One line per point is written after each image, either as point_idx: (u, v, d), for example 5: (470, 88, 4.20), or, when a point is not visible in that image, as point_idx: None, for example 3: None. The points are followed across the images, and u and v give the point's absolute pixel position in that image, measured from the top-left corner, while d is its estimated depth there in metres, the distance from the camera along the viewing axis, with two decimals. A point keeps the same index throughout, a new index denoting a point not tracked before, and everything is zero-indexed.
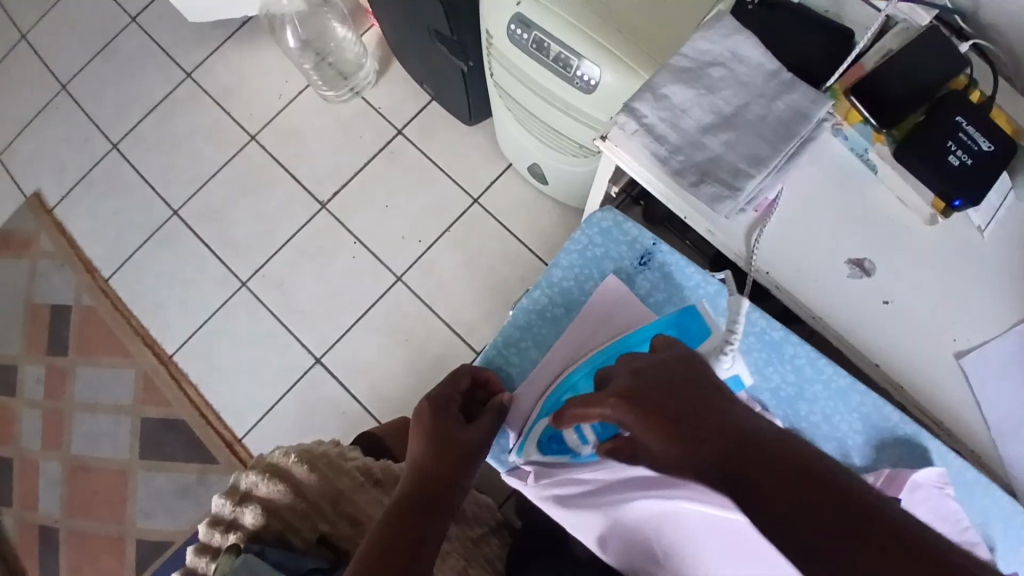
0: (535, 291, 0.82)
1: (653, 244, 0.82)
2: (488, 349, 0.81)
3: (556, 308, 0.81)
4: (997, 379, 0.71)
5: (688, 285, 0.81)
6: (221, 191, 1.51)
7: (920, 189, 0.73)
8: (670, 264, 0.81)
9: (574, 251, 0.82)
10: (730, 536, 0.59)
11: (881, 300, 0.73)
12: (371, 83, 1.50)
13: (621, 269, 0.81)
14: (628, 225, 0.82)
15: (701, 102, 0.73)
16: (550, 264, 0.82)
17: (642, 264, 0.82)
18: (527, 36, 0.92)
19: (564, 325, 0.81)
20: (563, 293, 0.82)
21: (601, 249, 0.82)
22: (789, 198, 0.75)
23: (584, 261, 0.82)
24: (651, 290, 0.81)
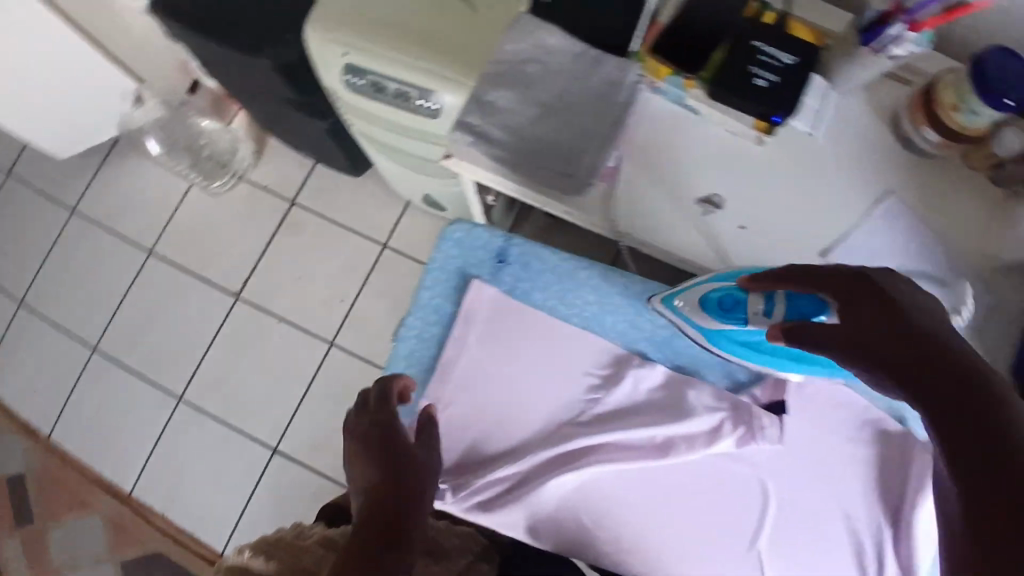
0: (412, 317, 0.86)
1: (505, 242, 0.85)
2: (388, 380, 0.88)
3: (432, 328, 0.87)
4: (866, 263, 0.78)
5: (547, 270, 0.84)
6: (136, 314, 1.49)
7: (741, 117, 0.77)
8: (524, 255, 0.84)
9: (437, 269, 0.86)
10: (634, 483, 0.84)
11: (735, 226, 0.79)
12: (252, 165, 1.51)
13: (482, 272, 0.86)
14: (478, 231, 0.85)
15: (523, 100, 0.77)
16: (421, 285, 0.87)
17: (500, 262, 0.85)
18: (362, 81, 0.95)
19: (442, 340, 0.86)
20: (436, 310, 0.87)
21: (459, 256, 0.85)
22: (629, 159, 0.80)
23: (447, 276, 0.86)
24: (516, 286, 0.85)
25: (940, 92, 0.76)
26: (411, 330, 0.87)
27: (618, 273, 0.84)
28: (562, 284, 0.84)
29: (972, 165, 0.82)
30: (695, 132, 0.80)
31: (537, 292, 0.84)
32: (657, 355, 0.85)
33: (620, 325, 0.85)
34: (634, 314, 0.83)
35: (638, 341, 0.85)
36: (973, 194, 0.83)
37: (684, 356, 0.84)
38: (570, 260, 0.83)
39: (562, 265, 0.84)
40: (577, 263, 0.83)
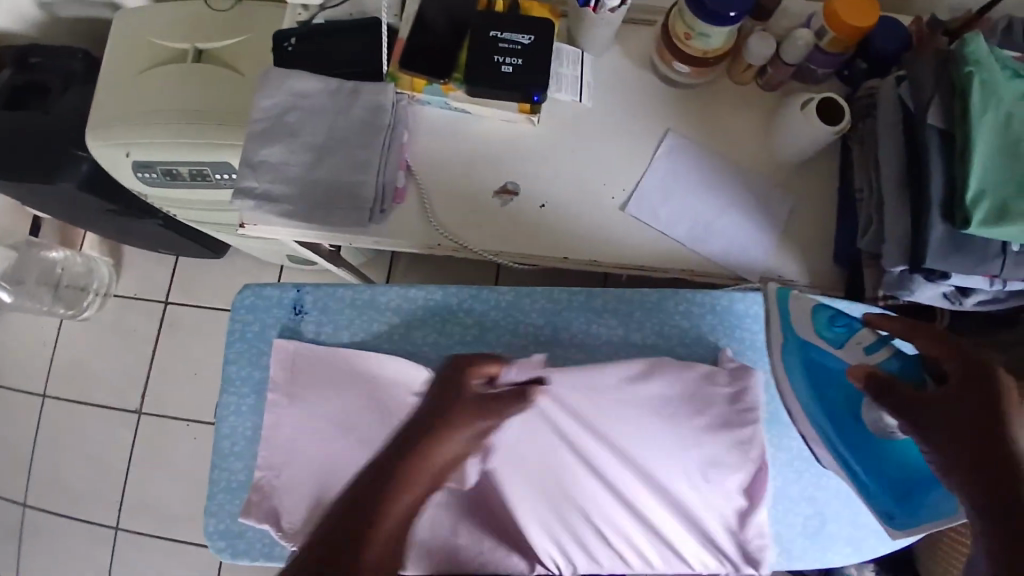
0: (226, 395, 0.79)
1: (296, 290, 0.79)
2: (214, 473, 0.79)
3: (247, 399, 0.79)
4: (660, 205, 0.79)
5: (345, 308, 0.79)
6: (42, 462, 1.44)
7: (506, 104, 0.79)
8: (319, 299, 0.79)
9: (236, 339, 0.79)
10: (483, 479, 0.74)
11: (535, 205, 0.80)
12: (114, 279, 1.48)
13: (281, 329, 0.79)
14: (267, 288, 0.80)
15: (292, 149, 0.78)
16: (224, 362, 0.79)
17: (298, 313, 0.79)
18: (157, 174, 0.94)
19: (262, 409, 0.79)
20: (246, 381, 0.79)
21: (256, 324, 0.79)
22: (417, 174, 0.81)
23: (248, 343, 0.79)
24: (321, 332, 0.78)
25: (674, 24, 0.76)
26: (224, 409, 0.79)
27: (415, 287, 0.80)
28: (365, 316, 0.78)
29: (736, 80, 0.84)
30: (470, 130, 0.82)
31: (344, 331, 0.78)
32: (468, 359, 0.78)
33: (427, 340, 0.78)
34: (441, 321, 0.78)
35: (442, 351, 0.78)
36: (750, 104, 0.84)
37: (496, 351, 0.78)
38: (365, 288, 0.79)
39: (358, 295, 0.79)
40: (371, 293, 0.79)
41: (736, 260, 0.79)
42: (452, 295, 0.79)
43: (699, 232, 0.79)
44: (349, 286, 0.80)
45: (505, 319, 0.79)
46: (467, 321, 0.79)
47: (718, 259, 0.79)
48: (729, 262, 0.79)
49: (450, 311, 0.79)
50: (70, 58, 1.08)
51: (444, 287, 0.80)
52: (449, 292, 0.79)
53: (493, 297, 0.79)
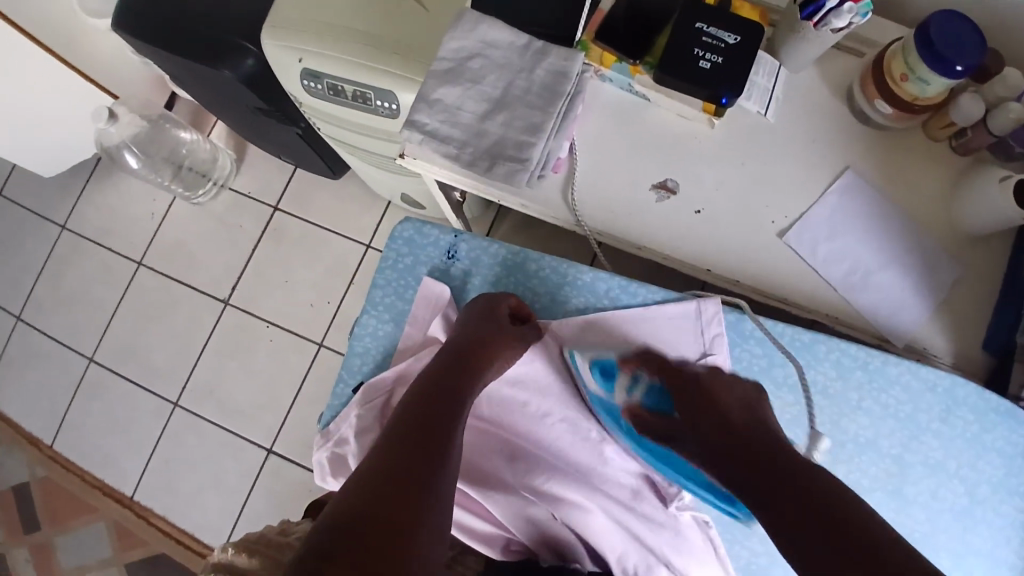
0: (362, 316, 0.79)
1: (455, 236, 0.78)
2: (337, 386, 0.78)
3: (384, 326, 0.78)
4: (825, 242, 0.77)
5: (499, 265, 0.77)
6: (128, 325, 1.52)
7: (690, 101, 0.77)
8: (475, 251, 0.78)
9: (386, 267, 0.79)
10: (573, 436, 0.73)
11: (693, 210, 0.78)
12: (233, 174, 1.53)
13: (432, 269, 0.78)
14: (427, 226, 0.79)
15: (470, 95, 0.78)
16: (370, 285, 0.80)
17: (450, 258, 0.78)
18: (322, 86, 0.96)
19: (396, 341, 0.78)
20: (386, 308, 0.79)
21: (409, 257, 0.79)
22: (582, 148, 0.81)
23: (397, 273, 0.79)
24: (468, 281, 0.78)
25: (890, 61, 0.73)
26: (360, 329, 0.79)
27: (566, 261, 0.77)
28: (515, 279, 0.77)
29: (931, 134, 0.79)
30: (645, 118, 0.80)
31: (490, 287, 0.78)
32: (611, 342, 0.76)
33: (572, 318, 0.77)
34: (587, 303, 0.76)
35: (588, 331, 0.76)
36: (939, 162, 0.79)
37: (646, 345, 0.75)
38: (520, 251, 0.78)
39: (512, 258, 0.78)
40: (528, 258, 0.78)
41: (886, 317, 0.76)
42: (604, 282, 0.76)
43: (857, 279, 0.76)
44: (505, 245, 0.78)
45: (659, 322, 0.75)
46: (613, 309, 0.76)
47: (866, 312, 0.76)
48: (879, 317, 0.76)
49: (599, 295, 0.76)
50: None
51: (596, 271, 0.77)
52: (603, 275, 0.77)
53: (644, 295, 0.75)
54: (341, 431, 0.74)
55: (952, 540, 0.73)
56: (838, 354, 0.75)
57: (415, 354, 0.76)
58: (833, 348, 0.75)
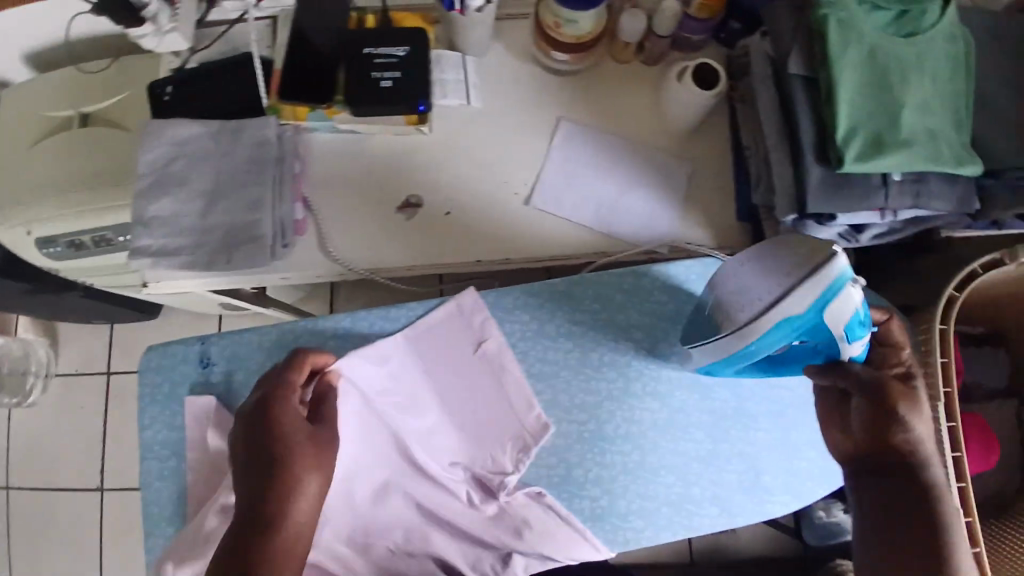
0: (148, 463, 0.74)
1: (202, 343, 0.75)
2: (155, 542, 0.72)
3: (170, 462, 0.74)
4: (558, 194, 0.80)
5: (252, 350, 0.74)
6: (8, 557, 1.39)
7: (392, 119, 0.79)
8: (225, 347, 0.74)
9: (148, 403, 0.74)
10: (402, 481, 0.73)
11: (442, 214, 0.80)
12: (54, 358, 1.44)
13: (193, 384, 0.74)
14: (168, 346, 0.75)
15: (182, 199, 0.76)
16: (139, 429, 0.74)
17: (206, 365, 0.74)
18: (60, 246, 0.92)
19: (184, 473, 0.73)
20: (167, 442, 0.74)
21: (167, 384, 0.74)
22: (317, 201, 0.80)
23: (163, 403, 0.74)
24: (232, 380, 0.74)
25: (544, 13, 0.77)
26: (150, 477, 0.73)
27: (317, 319, 0.75)
28: (275, 356, 0.74)
29: (619, 59, 0.85)
30: (364, 150, 0.82)
31: (254, 375, 0.74)
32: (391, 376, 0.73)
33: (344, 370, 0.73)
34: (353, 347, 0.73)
35: None
36: (636, 78, 0.85)
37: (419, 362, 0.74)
38: (270, 327, 0.75)
39: (264, 338, 0.74)
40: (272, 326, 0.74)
41: (644, 235, 0.79)
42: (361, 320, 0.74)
43: (603, 213, 0.80)
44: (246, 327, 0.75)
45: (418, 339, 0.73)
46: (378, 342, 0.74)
47: (626, 237, 0.79)
48: (639, 236, 0.79)
49: (359, 335, 0.74)
50: None
51: (349, 315, 0.74)
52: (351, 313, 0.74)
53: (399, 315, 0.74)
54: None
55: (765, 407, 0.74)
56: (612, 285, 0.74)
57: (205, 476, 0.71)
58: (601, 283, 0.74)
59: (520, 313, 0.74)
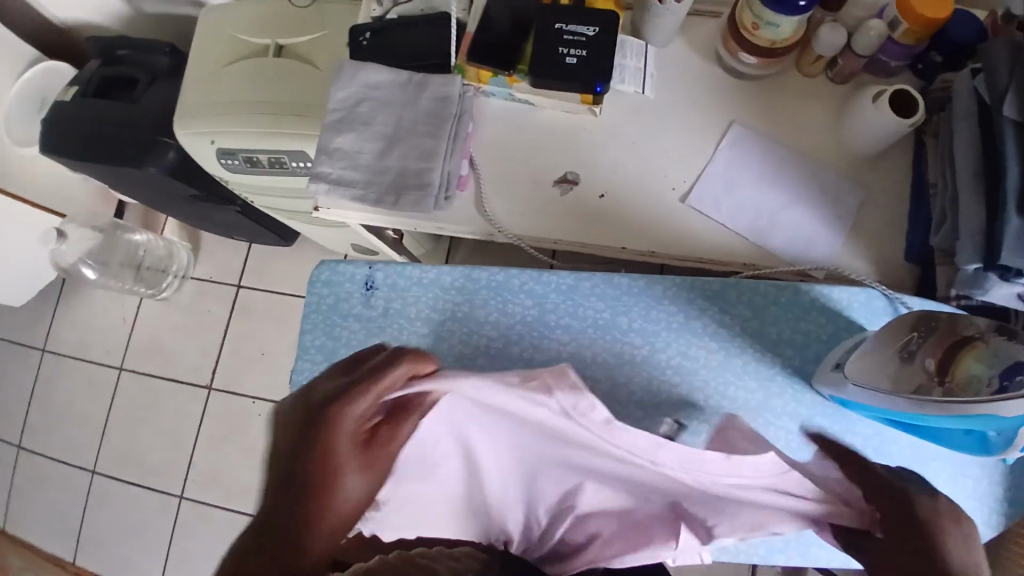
0: (298, 364, 0.77)
1: (369, 267, 0.78)
2: None
3: (320, 369, 0.76)
4: (722, 197, 0.80)
5: (413, 284, 0.77)
6: (121, 431, 1.54)
7: (568, 96, 0.81)
8: (391, 276, 0.77)
9: (312, 311, 0.78)
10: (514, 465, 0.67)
11: (596, 195, 0.81)
12: (191, 263, 1.57)
13: (354, 304, 0.78)
14: (341, 264, 0.79)
15: (364, 138, 0.82)
16: (299, 333, 0.78)
17: (370, 289, 0.78)
18: (238, 160, 1.01)
19: (334, 376, 0.76)
20: (320, 351, 0.77)
21: (331, 297, 0.78)
22: (481, 161, 0.84)
23: (323, 315, 0.78)
24: (389, 308, 0.77)
25: (741, 14, 0.77)
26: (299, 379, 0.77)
27: (478, 267, 0.77)
28: (431, 295, 0.76)
29: (806, 73, 0.83)
30: (532, 121, 0.84)
31: (410, 308, 0.77)
32: (538, 338, 0.74)
33: (496, 320, 0.75)
34: (505, 301, 0.75)
35: (515, 328, 0.75)
36: (818, 97, 0.83)
37: (564, 329, 0.74)
38: (434, 268, 0.77)
39: (427, 277, 0.77)
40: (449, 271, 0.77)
41: (800, 253, 0.78)
42: (516, 277, 0.76)
43: (762, 224, 0.79)
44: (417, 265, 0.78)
45: (567, 305, 0.75)
46: (529, 301, 0.75)
47: (780, 252, 0.79)
48: (794, 255, 0.78)
49: (514, 291, 0.76)
50: (156, 54, 1.16)
51: (507, 270, 0.76)
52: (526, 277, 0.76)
53: (555, 280, 0.76)
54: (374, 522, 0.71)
55: (909, 449, 0.71)
56: (774, 295, 0.73)
57: None
58: (761, 291, 0.74)
59: (672, 303, 0.74)
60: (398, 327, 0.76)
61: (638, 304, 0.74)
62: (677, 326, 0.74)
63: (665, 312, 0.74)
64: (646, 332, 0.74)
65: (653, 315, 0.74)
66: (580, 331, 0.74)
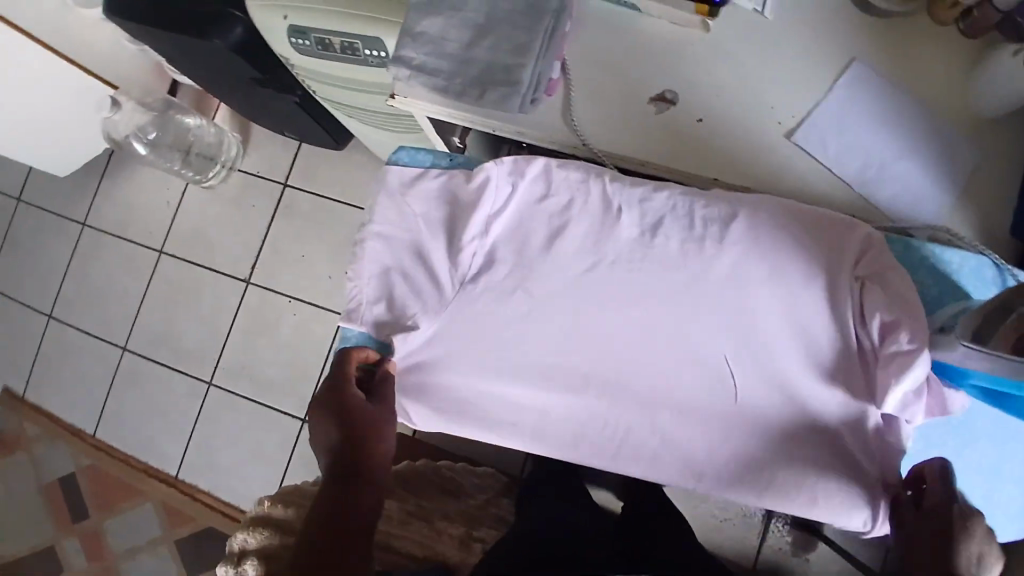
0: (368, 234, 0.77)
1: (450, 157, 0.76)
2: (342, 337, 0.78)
3: (387, 257, 0.75)
4: (829, 139, 0.73)
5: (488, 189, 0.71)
6: (157, 312, 1.55)
7: (680, 5, 0.73)
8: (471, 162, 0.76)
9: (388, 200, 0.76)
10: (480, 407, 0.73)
11: (694, 118, 0.74)
12: (240, 154, 1.54)
13: (427, 199, 0.74)
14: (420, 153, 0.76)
15: (453, 23, 0.76)
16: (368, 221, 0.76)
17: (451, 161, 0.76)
18: (309, 41, 0.95)
19: (398, 270, 0.74)
20: (389, 242, 0.75)
21: (405, 190, 0.75)
22: (574, 65, 0.77)
23: (398, 209, 0.75)
24: (457, 212, 0.73)
25: None
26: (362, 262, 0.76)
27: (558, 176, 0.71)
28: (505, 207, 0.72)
29: (936, 19, 0.75)
30: (634, 30, 0.76)
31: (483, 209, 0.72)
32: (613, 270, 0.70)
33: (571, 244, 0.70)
34: (579, 231, 0.70)
35: (585, 256, 0.70)
36: (949, 46, 0.75)
37: (641, 265, 0.69)
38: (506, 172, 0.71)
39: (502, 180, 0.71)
40: (531, 166, 0.71)
41: (902, 211, 0.72)
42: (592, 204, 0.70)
43: (868, 174, 0.73)
44: (496, 160, 0.72)
45: (646, 241, 0.69)
46: (603, 229, 0.70)
47: (881, 207, 0.73)
48: (896, 213, 0.72)
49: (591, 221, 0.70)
50: None
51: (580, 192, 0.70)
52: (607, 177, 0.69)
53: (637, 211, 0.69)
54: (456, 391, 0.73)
55: (989, 424, 0.71)
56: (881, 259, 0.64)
57: (418, 294, 0.73)
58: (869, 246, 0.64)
59: (767, 253, 0.66)
60: (469, 239, 0.71)
61: (728, 246, 0.67)
62: (770, 274, 0.66)
63: (756, 251, 0.67)
64: (732, 275, 0.67)
65: (743, 259, 0.67)
66: (659, 270, 0.69)
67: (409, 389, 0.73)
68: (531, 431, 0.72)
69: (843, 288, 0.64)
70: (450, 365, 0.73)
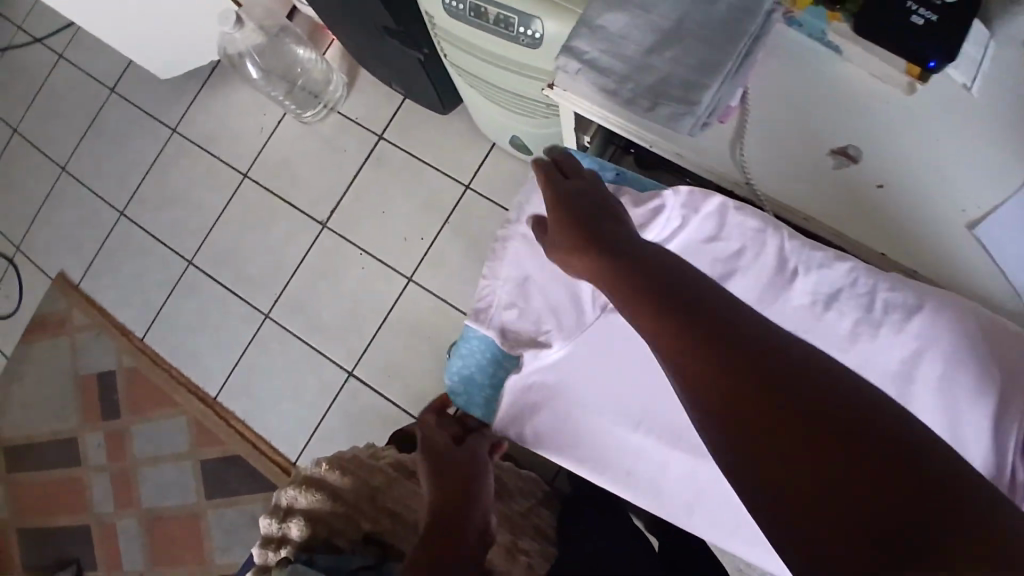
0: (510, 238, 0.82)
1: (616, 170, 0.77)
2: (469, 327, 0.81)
3: (524, 256, 0.78)
4: (1015, 239, 0.66)
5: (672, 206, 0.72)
6: (227, 234, 1.54)
7: (889, 59, 0.67)
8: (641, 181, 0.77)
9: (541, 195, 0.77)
10: (601, 436, 0.77)
11: (873, 183, 0.69)
12: (343, 96, 1.51)
13: None
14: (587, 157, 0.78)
15: (638, 24, 0.70)
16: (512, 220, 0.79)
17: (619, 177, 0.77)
18: (464, 6, 0.90)
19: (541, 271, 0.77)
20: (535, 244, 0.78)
21: None
22: (755, 97, 0.72)
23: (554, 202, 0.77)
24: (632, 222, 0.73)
25: None
26: (500, 263, 0.79)
27: (737, 213, 0.71)
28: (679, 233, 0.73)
29: None
30: (829, 73, 0.71)
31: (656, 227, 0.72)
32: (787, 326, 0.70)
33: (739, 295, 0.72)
34: (749, 283, 0.71)
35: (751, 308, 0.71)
36: None
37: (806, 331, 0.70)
38: (685, 196, 0.72)
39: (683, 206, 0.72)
40: (706, 203, 0.72)
41: None
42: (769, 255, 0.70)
43: None
44: (674, 189, 0.73)
45: (817, 310, 0.69)
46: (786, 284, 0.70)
47: None
48: None
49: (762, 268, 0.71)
50: None
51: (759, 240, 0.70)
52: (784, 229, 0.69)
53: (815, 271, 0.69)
54: (584, 416, 0.77)
55: None
56: None
57: (559, 310, 0.77)
58: None
59: (943, 352, 0.64)
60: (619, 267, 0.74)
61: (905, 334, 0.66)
62: (941, 376, 0.64)
63: (932, 351, 0.65)
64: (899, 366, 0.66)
65: (916, 353, 0.65)
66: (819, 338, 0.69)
67: (534, 397, 0.79)
68: (645, 470, 0.75)
69: (1011, 414, 0.60)
70: (586, 388, 0.77)
